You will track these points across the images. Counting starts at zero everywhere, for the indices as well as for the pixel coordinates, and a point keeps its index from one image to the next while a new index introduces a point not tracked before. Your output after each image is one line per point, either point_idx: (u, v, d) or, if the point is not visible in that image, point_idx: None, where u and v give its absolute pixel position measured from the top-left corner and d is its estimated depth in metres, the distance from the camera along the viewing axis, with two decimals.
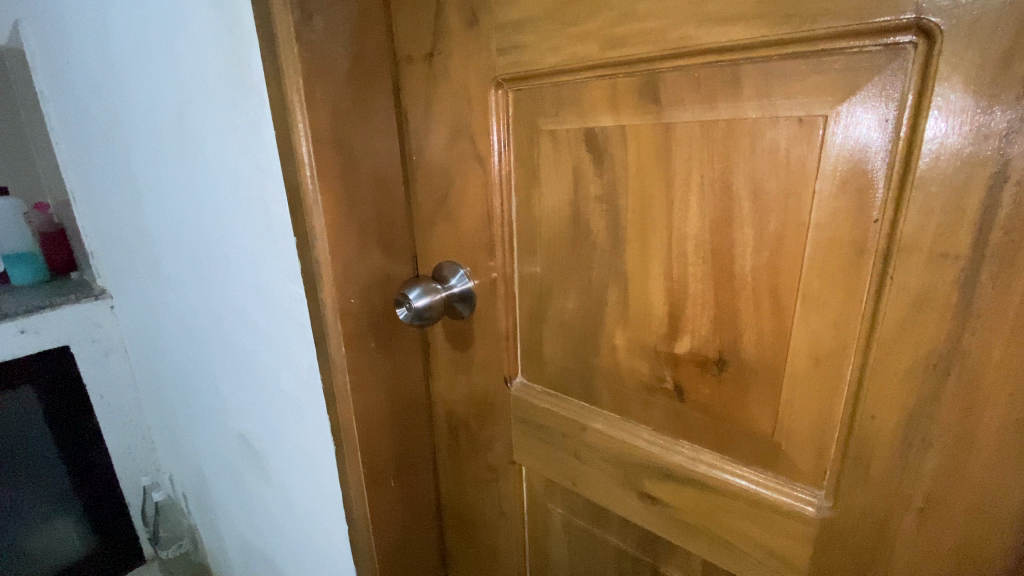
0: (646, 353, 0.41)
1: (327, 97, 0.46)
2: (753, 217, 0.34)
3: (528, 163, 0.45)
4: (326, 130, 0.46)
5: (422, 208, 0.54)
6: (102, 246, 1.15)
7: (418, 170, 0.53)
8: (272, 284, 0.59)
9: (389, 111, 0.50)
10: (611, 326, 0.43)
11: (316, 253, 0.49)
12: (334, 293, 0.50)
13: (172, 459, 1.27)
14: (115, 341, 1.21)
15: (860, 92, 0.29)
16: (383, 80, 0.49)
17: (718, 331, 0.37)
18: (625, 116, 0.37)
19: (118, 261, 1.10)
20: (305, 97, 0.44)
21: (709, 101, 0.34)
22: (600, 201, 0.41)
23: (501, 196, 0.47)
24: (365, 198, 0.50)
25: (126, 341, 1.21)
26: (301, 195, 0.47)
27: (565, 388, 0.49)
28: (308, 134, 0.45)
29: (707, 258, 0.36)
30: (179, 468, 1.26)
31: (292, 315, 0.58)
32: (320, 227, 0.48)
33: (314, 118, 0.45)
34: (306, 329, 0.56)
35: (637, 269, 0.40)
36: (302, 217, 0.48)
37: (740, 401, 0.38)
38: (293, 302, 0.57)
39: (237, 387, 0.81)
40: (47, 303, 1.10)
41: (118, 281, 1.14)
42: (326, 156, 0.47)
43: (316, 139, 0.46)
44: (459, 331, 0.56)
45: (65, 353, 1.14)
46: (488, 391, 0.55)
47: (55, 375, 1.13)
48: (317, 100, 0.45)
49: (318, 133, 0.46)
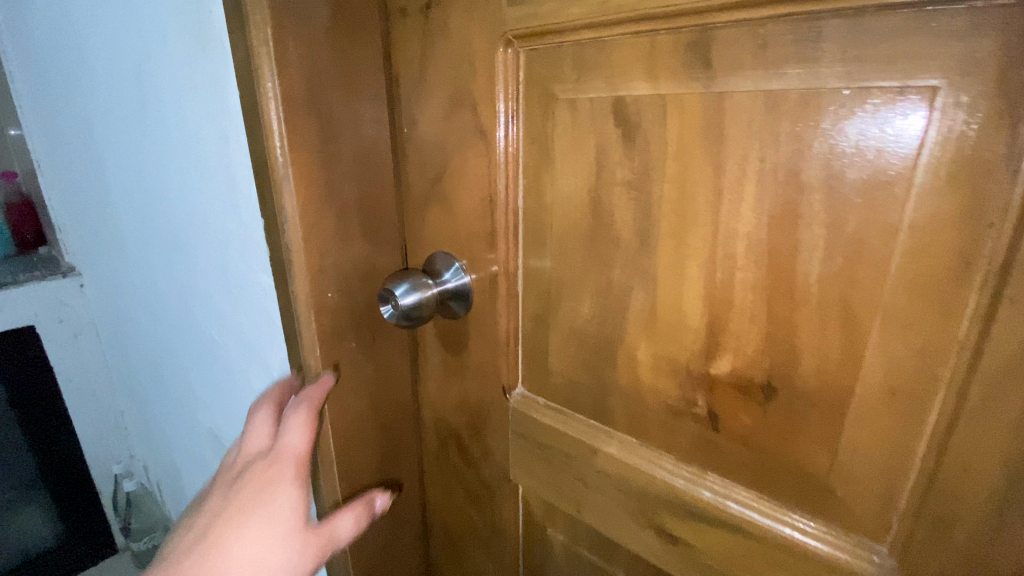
0: (674, 372, 0.35)
1: (303, 51, 0.38)
2: (826, 216, 0.27)
3: (539, 140, 0.37)
4: (301, 90, 0.38)
5: (414, 191, 0.47)
6: (70, 220, 1.06)
7: (409, 146, 0.45)
8: (242, 273, 0.52)
9: (377, 74, 0.43)
10: (633, 337, 0.36)
11: (287, 239, 0.42)
12: (308, 285, 0.43)
13: (146, 450, 1.20)
14: (85, 322, 1.13)
15: (985, 56, 0.22)
16: (371, 37, 0.42)
17: (769, 352, 0.30)
18: (666, 83, 0.30)
19: (86, 236, 1.02)
20: (273, 48, 0.36)
21: (778, 66, 0.27)
22: (627, 188, 0.33)
23: (506, 178, 0.40)
24: (345, 175, 0.43)
25: (96, 322, 1.13)
26: (270, 169, 0.40)
27: (573, 405, 0.42)
28: (277, 94, 0.38)
29: (761, 264, 0.29)
30: (151, 456, 1.19)
31: (263, 308, 0.51)
32: (291, 208, 0.40)
33: (285, 74, 0.37)
34: (278, 323, 0.49)
35: (670, 273, 0.33)
36: (271, 195, 0.41)
37: (790, 435, 0.31)
38: (263, 294, 0.49)
39: (210, 384, 0.74)
40: (9, 279, 1.02)
41: (87, 259, 1.05)
42: (299, 122, 0.39)
43: (286, 101, 0.38)
44: (451, 331, 0.49)
45: (29, 334, 1.06)
46: (483, 401, 0.48)
47: (18, 357, 1.05)
48: (289, 53, 0.37)
49: (289, 93, 0.38)
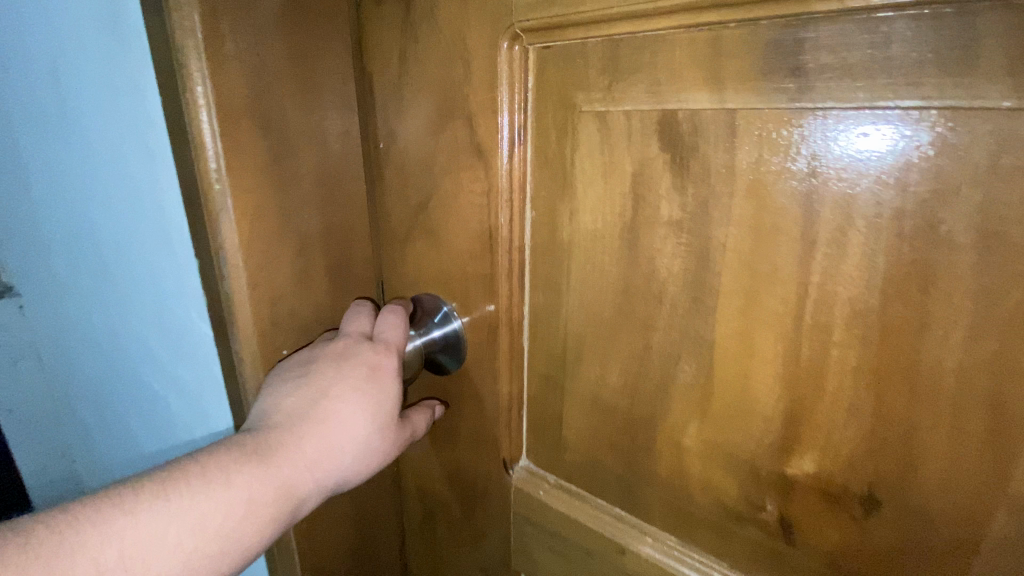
0: (735, 467, 0.27)
1: (247, 45, 0.29)
2: (974, 283, 0.19)
3: (556, 163, 0.29)
4: (246, 96, 0.29)
5: (394, 220, 0.38)
6: None
7: (386, 166, 0.37)
8: (168, 317, 0.41)
9: (346, 77, 0.34)
10: (679, 419, 0.28)
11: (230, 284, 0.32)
12: (260, 343, 0.34)
13: None
14: None
15: None
16: (338, 31, 0.33)
17: (872, 454, 0.23)
18: (736, 94, 0.22)
19: None
20: (205, 40, 0.27)
21: (908, 73, 0.19)
22: (676, 229, 0.25)
23: (510, 210, 0.31)
24: (306, 204, 0.34)
25: None
26: (204, 197, 0.31)
27: (593, 491, 0.34)
28: (211, 102, 0.28)
29: (869, 340, 0.22)
30: None
31: (201, 360, 0.40)
32: (234, 248, 0.31)
33: (222, 75, 0.28)
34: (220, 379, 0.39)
35: (734, 343, 0.25)
36: (207, 230, 0.32)
37: (896, 562, 0.24)
38: (201, 348, 0.39)
39: (124, 450, 0.60)
40: None
41: None
42: (242, 139, 0.30)
43: (225, 111, 0.29)
44: (439, 389, 0.40)
45: None
46: (478, 476, 0.39)
47: None
48: (228, 48, 0.28)
49: (230, 101, 0.29)
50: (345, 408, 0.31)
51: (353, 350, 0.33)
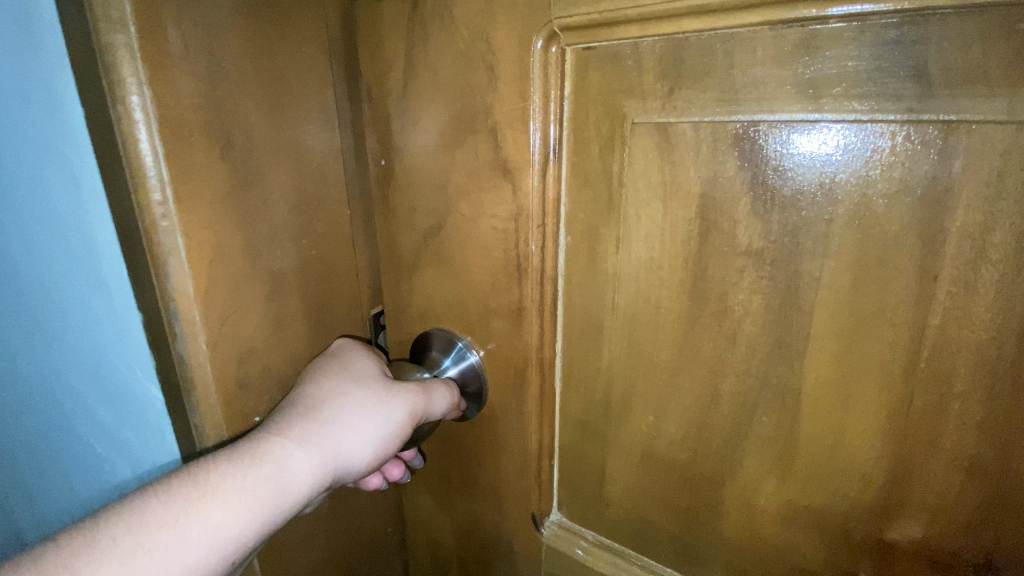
0: (821, 530, 0.23)
1: (199, 42, 0.22)
2: None
3: (600, 182, 0.25)
4: (199, 107, 0.23)
5: (398, 246, 0.33)
6: None
7: (387, 184, 0.32)
8: (100, 361, 0.29)
9: (326, 89, 0.28)
10: (753, 475, 0.24)
11: (185, 344, 0.25)
12: (228, 409, 0.27)
13: None
14: None
15: None
16: (314, 32, 0.27)
17: (997, 523, 0.20)
18: (839, 105, 0.19)
19: None
20: (139, 31, 0.20)
21: None
22: (758, 261, 0.21)
23: (541, 237, 0.27)
24: (280, 239, 0.28)
25: None
26: (147, 236, 0.23)
27: (641, 549, 0.30)
28: (151, 112, 0.21)
29: (1003, 393, 0.18)
30: None
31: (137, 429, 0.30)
32: (189, 300, 0.24)
33: (166, 79, 0.21)
34: (177, 453, 0.29)
35: (828, 390, 0.21)
36: (151, 278, 0.24)
37: None
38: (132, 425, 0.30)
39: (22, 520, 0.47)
40: None
41: None
42: (197, 162, 0.23)
43: (171, 126, 0.22)
44: (452, 436, 0.35)
45: None
46: (500, 531, 0.35)
47: None
48: (173, 45, 0.21)
49: (177, 113, 0.22)
50: (316, 387, 0.27)
51: (313, 361, 0.30)
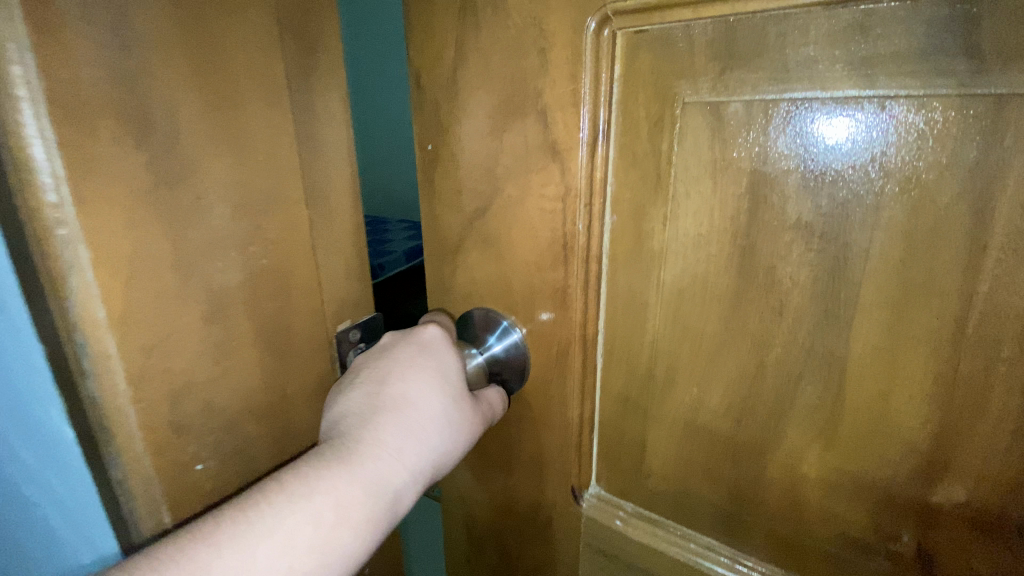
0: (865, 495, 0.24)
1: (110, 18, 0.21)
2: None
3: (648, 162, 0.25)
4: (108, 93, 0.21)
5: (442, 229, 0.34)
6: None
7: (432, 169, 0.32)
8: (1, 365, 0.25)
9: (274, 91, 0.27)
10: (798, 443, 0.25)
11: (112, 355, 0.24)
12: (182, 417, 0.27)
13: None
14: None
15: None
16: (253, 28, 0.26)
17: None
18: (891, 81, 0.20)
19: None
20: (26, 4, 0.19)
21: None
22: (808, 235, 0.22)
23: (589, 216, 0.28)
24: (220, 248, 0.26)
25: None
26: (47, 238, 0.22)
27: (682, 521, 0.31)
28: (42, 95, 0.20)
29: None
30: None
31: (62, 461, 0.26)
32: (104, 314, 0.23)
33: (63, 57, 0.20)
34: (82, 459, 0.26)
35: (876, 359, 0.22)
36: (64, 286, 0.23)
37: None
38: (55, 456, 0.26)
39: None
40: None
41: None
42: (103, 156, 0.21)
43: (68, 113, 0.20)
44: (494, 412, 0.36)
45: None
46: (540, 505, 0.36)
47: None
48: (68, 12, 0.20)
49: (74, 96, 0.20)
50: (399, 389, 0.28)
51: (385, 353, 0.30)
